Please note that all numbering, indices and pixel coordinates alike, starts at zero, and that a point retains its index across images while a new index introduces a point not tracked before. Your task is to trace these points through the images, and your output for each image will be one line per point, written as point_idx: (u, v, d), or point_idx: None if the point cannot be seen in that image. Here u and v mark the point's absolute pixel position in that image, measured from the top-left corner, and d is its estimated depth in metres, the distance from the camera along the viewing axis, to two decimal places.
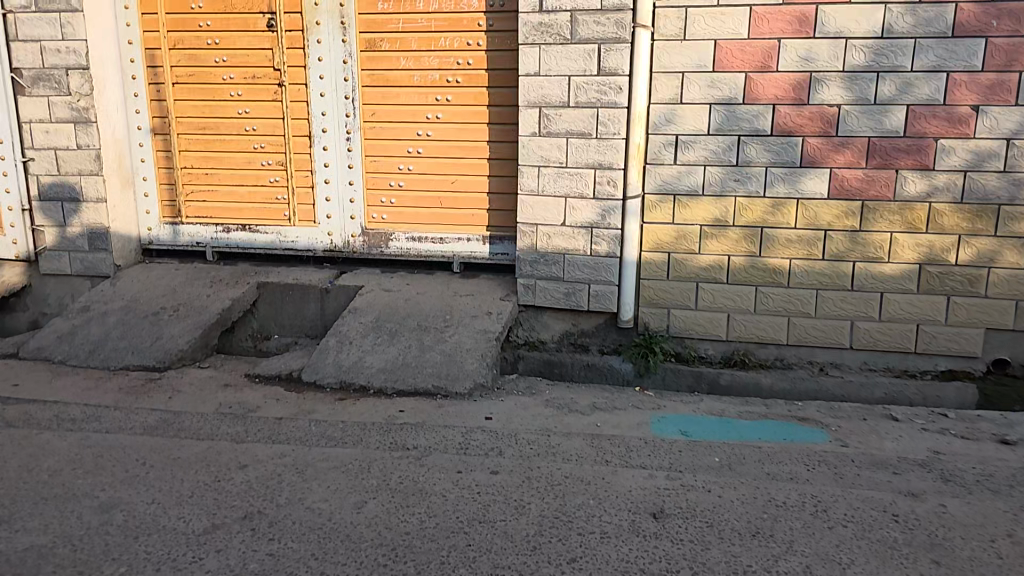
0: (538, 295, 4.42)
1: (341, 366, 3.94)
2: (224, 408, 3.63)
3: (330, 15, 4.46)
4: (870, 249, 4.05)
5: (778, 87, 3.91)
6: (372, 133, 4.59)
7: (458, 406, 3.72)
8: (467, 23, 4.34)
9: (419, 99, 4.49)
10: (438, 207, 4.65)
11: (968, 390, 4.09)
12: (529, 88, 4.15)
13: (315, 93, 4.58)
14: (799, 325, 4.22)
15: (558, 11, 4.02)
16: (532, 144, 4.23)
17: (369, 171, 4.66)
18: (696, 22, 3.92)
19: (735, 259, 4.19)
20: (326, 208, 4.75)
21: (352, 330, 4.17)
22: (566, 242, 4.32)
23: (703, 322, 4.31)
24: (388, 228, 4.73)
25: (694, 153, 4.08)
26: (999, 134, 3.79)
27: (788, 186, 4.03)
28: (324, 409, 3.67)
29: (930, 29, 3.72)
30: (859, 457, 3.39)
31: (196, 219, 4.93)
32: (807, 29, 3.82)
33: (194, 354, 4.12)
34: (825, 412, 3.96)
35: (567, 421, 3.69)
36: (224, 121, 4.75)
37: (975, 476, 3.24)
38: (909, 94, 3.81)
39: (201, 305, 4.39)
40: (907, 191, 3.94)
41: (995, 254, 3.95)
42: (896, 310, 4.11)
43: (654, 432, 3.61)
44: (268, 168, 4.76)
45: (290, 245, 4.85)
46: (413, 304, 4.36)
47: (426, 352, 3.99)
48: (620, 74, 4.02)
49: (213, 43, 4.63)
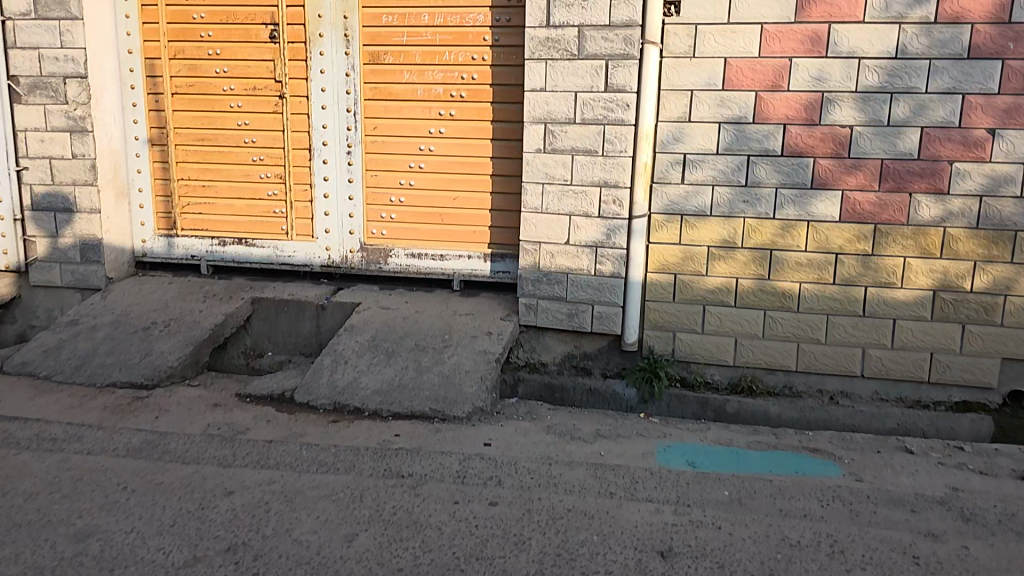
0: (540, 316, 4.30)
1: (335, 387, 3.81)
2: (213, 430, 3.50)
3: (333, 28, 4.39)
4: (883, 274, 3.93)
5: (789, 107, 3.82)
6: (374, 147, 4.50)
7: (456, 430, 3.59)
8: (473, 37, 4.27)
9: (421, 113, 4.41)
10: (439, 223, 4.55)
11: (983, 423, 3.96)
12: (534, 104, 4.07)
13: (316, 105, 4.50)
14: (808, 352, 4.09)
15: (566, 26, 3.94)
16: (536, 161, 4.14)
17: (370, 186, 4.56)
18: (706, 39, 3.84)
19: (743, 281, 4.07)
20: (325, 223, 4.65)
21: (349, 349, 4.04)
22: (570, 261, 4.20)
23: (709, 347, 4.18)
24: (388, 243, 4.63)
25: (701, 173, 3.98)
26: (1016, 158, 3.69)
27: (798, 209, 3.93)
28: (316, 432, 3.53)
29: (946, 50, 3.63)
30: (874, 493, 3.25)
31: (191, 231, 4.83)
32: (819, 49, 3.74)
33: (183, 371, 4.00)
34: (837, 444, 3.81)
35: (568, 449, 3.55)
36: (223, 132, 4.67)
37: (997, 515, 3.09)
38: (923, 117, 3.72)
39: (194, 321, 4.27)
40: (921, 216, 3.83)
41: (1012, 282, 3.83)
42: (909, 338, 3.98)
43: (660, 463, 3.47)
44: (267, 180, 4.67)
45: (287, 260, 4.74)
46: (412, 323, 4.24)
47: (424, 373, 3.86)
48: (627, 91, 3.93)
49: (214, 53, 4.57)
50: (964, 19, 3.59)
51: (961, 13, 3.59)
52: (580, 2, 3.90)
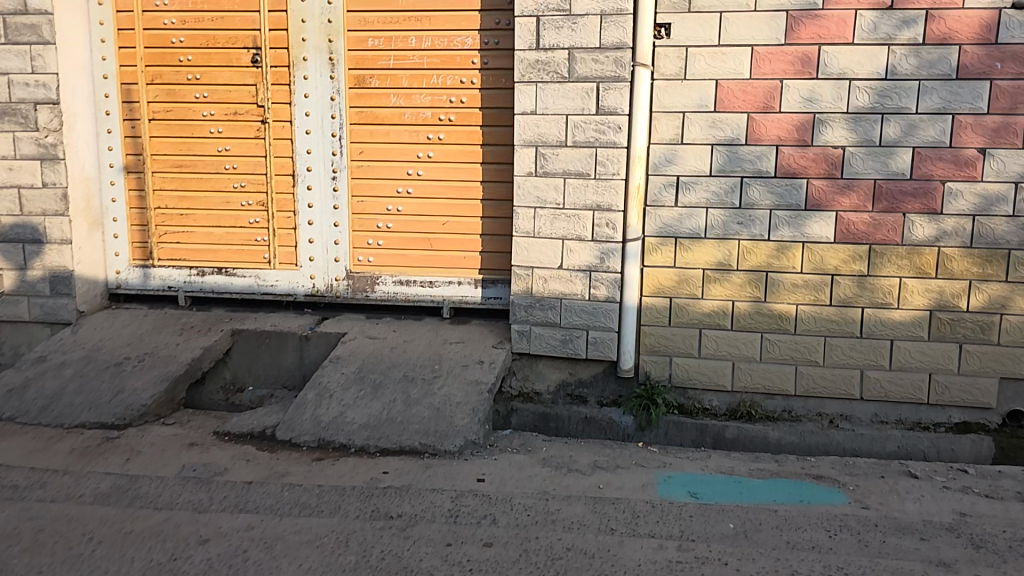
0: (533, 343, 4.17)
1: (320, 423, 3.63)
2: (188, 472, 3.29)
3: (317, 51, 4.31)
4: (878, 295, 3.88)
5: (781, 128, 3.80)
6: (360, 172, 4.39)
7: (447, 466, 3.42)
8: (461, 60, 4.21)
9: (409, 137, 4.32)
10: (428, 249, 4.43)
11: (983, 444, 3.89)
12: (525, 127, 3.99)
13: (300, 130, 4.39)
14: (807, 375, 4.00)
15: (555, 48, 3.90)
16: (527, 184, 4.05)
17: (356, 212, 4.44)
18: (696, 61, 3.81)
19: (739, 304, 4.00)
20: (308, 250, 4.51)
21: (334, 382, 3.88)
22: (563, 285, 4.10)
23: (707, 371, 4.08)
24: (374, 271, 4.49)
25: (695, 195, 3.93)
26: (1006, 177, 3.68)
27: (793, 230, 3.88)
28: (299, 471, 3.34)
29: (934, 70, 3.64)
30: (881, 521, 3.13)
31: (168, 261, 4.65)
32: (810, 70, 3.73)
33: (158, 410, 3.79)
34: (840, 469, 3.71)
35: (565, 483, 3.40)
36: (202, 158, 4.53)
37: (1007, 542, 2.99)
38: (914, 136, 3.71)
39: (169, 356, 4.07)
40: (916, 235, 3.80)
41: (1007, 301, 3.80)
42: (908, 359, 3.92)
43: (662, 495, 3.33)
44: (249, 208, 4.53)
45: (269, 289, 4.58)
46: (400, 353, 4.09)
47: (413, 406, 3.70)
48: (619, 114, 3.88)
49: (194, 78, 4.45)
50: (951, 39, 3.61)
51: (948, 34, 3.61)
52: (569, 24, 3.86)
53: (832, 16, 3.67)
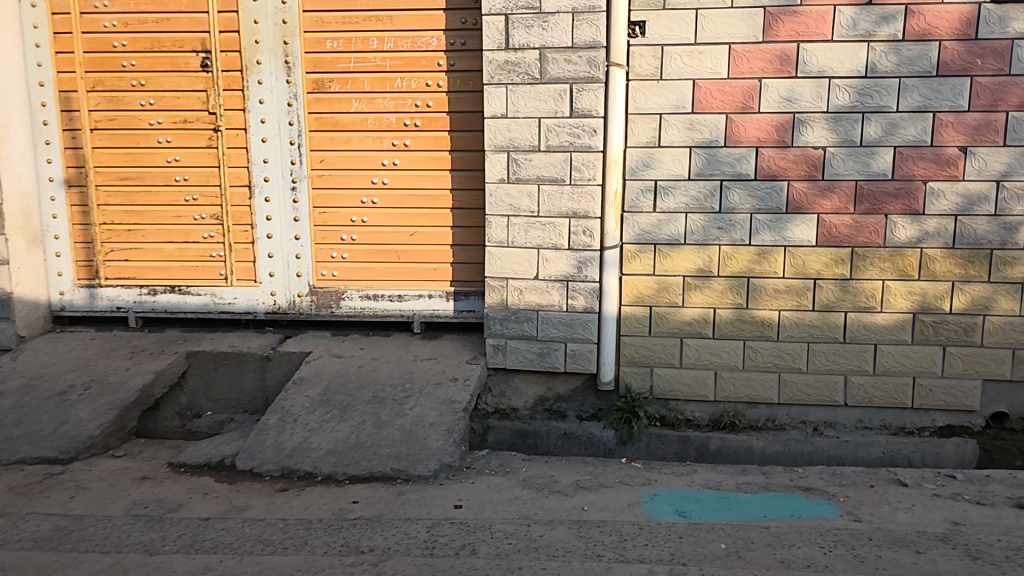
0: (509, 357, 3.99)
1: (283, 450, 3.40)
2: (138, 509, 3.04)
3: (272, 54, 4.06)
4: (861, 298, 3.78)
5: (761, 129, 3.68)
6: (321, 181, 4.16)
7: (421, 492, 3.22)
8: (426, 62, 4.01)
9: (373, 144, 4.11)
10: (395, 261, 4.22)
11: (968, 446, 3.79)
12: (495, 132, 3.81)
13: (256, 138, 4.15)
14: (790, 382, 3.89)
15: (526, 48, 3.72)
16: (499, 192, 3.87)
17: (317, 223, 4.20)
18: (672, 61, 3.67)
19: (720, 312, 3.86)
20: (268, 265, 4.26)
21: (298, 405, 3.64)
22: (539, 297, 3.93)
23: (689, 382, 3.94)
24: (339, 285, 4.26)
25: (673, 201, 3.79)
26: (988, 176, 3.61)
27: (774, 234, 3.76)
28: (261, 504, 3.11)
29: (915, 67, 3.55)
30: (875, 534, 3.00)
31: (116, 280, 4.36)
32: (789, 68, 3.61)
33: (106, 441, 3.52)
34: (828, 480, 3.59)
35: (547, 506, 3.22)
36: (150, 170, 4.25)
37: (1004, 551, 2.85)
38: (895, 135, 3.61)
39: (119, 382, 3.80)
40: (898, 237, 3.70)
41: (990, 302, 3.72)
42: (892, 364, 3.82)
43: (648, 515, 3.16)
44: (202, 222, 4.27)
45: (226, 307, 4.33)
46: (368, 373, 3.88)
47: (383, 429, 3.49)
48: (594, 116, 3.72)
49: (139, 84, 4.18)
50: (931, 36, 3.52)
51: (928, 30, 3.51)
52: (540, 23, 3.68)
53: (810, 13, 3.56)
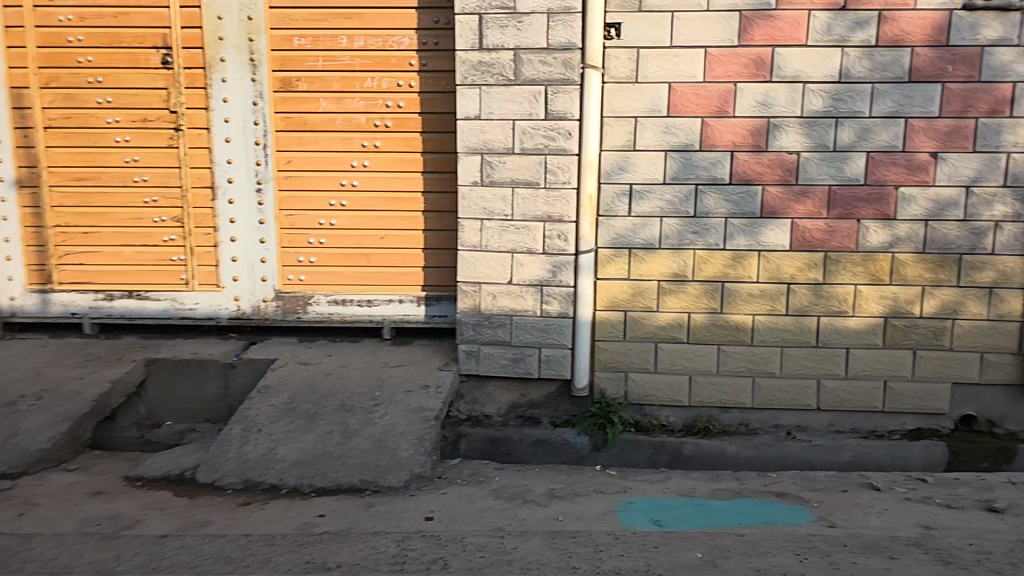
0: (482, 363, 3.91)
1: (246, 462, 3.27)
2: (91, 527, 2.89)
3: (237, 51, 3.93)
4: (834, 303, 3.79)
5: (736, 133, 3.66)
6: (287, 183, 4.04)
7: (391, 504, 3.13)
8: (397, 62, 3.91)
9: (342, 145, 4.00)
10: (365, 265, 4.11)
11: (935, 450, 3.81)
12: (468, 133, 3.73)
13: (219, 137, 4.01)
14: (764, 387, 3.88)
15: (500, 49, 3.64)
16: (473, 195, 3.79)
17: (284, 226, 4.08)
18: (648, 63, 3.63)
19: (695, 316, 3.84)
20: (232, 269, 4.13)
21: (262, 415, 3.52)
22: (513, 302, 3.86)
23: (663, 387, 3.91)
24: (307, 290, 4.14)
25: (648, 205, 3.75)
26: (958, 182, 3.64)
27: (748, 238, 3.75)
28: (222, 519, 2.98)
29: (887, 73, 3.56)
30: (849, 540, 2.97)
31: (70, 285, 4.18)
32: (764, 73, 3.60)
33: (58, 454, 3.35)
34: (801, 485, 3.58)
35: (520, 516, 3.15)
36: (107, 170, 4.08)
37: (975, 555, 2.86)
38: (868, 141, 3.63)
39: (72, 391, 3.63)
40: (870, 241, 3.72)
41: (959, 305, 3.76)
42: (863, 368, 3.84)
43: (623, 524, 3.11)
44: (162, 224, 4.11)
45: (187, 313, 4.18)
46: (336, 381, 3.78)
47: (351, 439, 3.39)
48: (569, 118, 3.66)
49: (96, 81, 4.01)
50: (904, 42, 3.53)
51: (901, 36, 3.53)
52: (514, 23, 3.61)
53: (785, 18, 3.55)
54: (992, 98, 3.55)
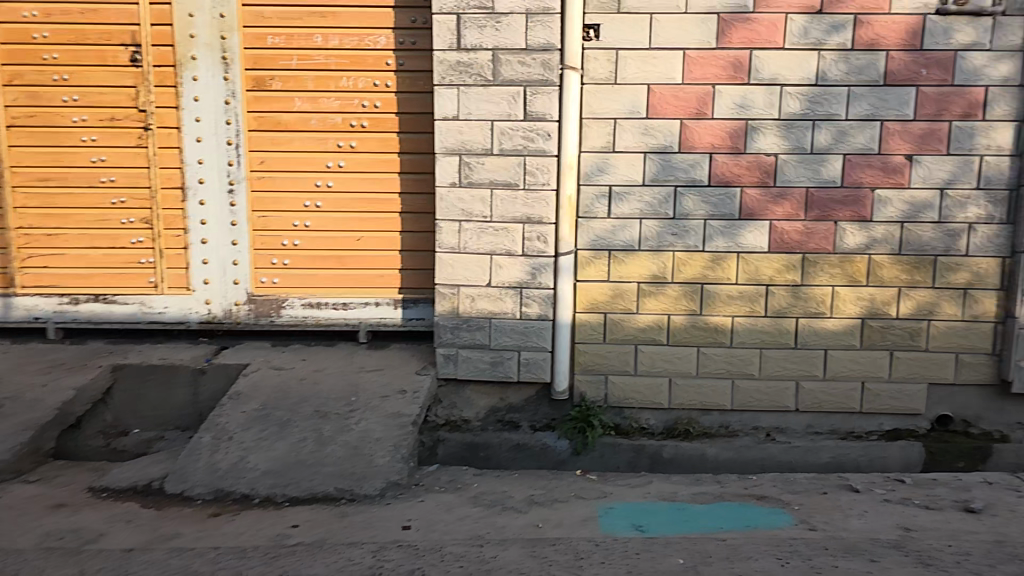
0: (460, 367, 3.86)
1: (217, 471, 3.19)
2: (53, 541, 2.78)
3: (209, 49, 3.84)
4: (812, 304, 3.80)
5: (714, 135, 3.66)
6: (260, 184, 3.96)
7: (367, 513, 3.06)
8: (373, 61, 3.86)
9: (317, 145, 3.93)
10: (340, 267, 4.04)
11: (913, 449, 3.83)
12: (446, 134, 3.68)
13: (189, 137, 3.92)
14: (743, 389, 3.88)
15: (478, 49, 3.61)
16: (451, 196, 3.74)
17: (257, 228, 4.00)
18: (627, 65, 3.62)
19: (674, 318, 3.82)
20: (203, 272, 4.03)
21: (234, 422, 3.44)
22: (492, 304, 3.81)
23: (643, 390, 3.89)
24: (281, 293, 4.06)
25: (628, 206, 3.73)
26: (932, 184, 3.67)
27: (727, 240, 3.75)
28: (192, 531, 2.89)
29: (863, 76, 3.59)
30: (829, 543, 2.97)
31: (34, 288, 4.06)
32: (742, 75, 3.61)
33: (19, 465, 3.23)
34: (781, 487, 3.58)
35: (499, 524, 3.10)
36: (73, 170, 3.97)
37: (953, 557, 2.87)
38: (844, 143, 3.65)
39: (35, 400, 3.51)
40: (847, 243, 3.74)
41: (934, 307, 3.79)
42: (841, 369, 3.85)
43: (604, 530, 3.07)
44: (130, 226, 4.01)
45: (157, 317, 4.08)
46: (311, 386, 3.70)
47: (326, 446, 3.32)
48: (548, 120, 3.63)
49: (61, 79, 3.90)
50: (879, 45, 3.56)
51: (876, 40, 3.56)
52: (492, 23, 3.58)
53: (762, 21, 3.56)
54: (965, 101, 3.59)
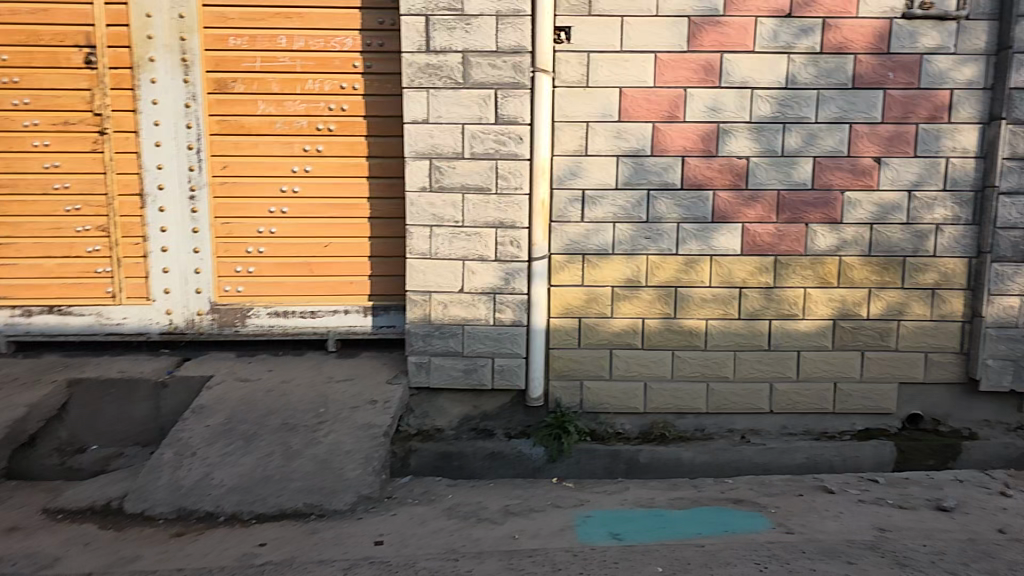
0: (432, 375, 3.78)
1: (180, 489, 3.06)
2: (3, 568, 2.64)
3: (167, 51, 3.72)
4: (784, 306, 3.81)
5: (686, 138, 3.65)
6: (223, 190, 3.84)
7: (338, 529, 2.97)
8: (340, 64, 3.77)
9: (282, 150, 3.82)
10: (308, 275, 3.94)
11: (884, 449, 3.81)
12: (416, 138, 3.61)
13: (148, 142, 3.79)
14: (718, 392, 3.87)
15: (448, 51, 3.54)
16: (421, 201, 3.67)
17: (220, 235, 3.88)
18: (598, 68, 3.59)
19: (649, 322, 3.80)
20: (163, 281, 3.90)
21: (197, 437, 3.32)
22: (465, 311, 3.75)
23: (618, 395, 3.86)
24: (245, 301, 3.95)
25: (601, 210, 3.70)
26: (901, 186, 3.71)
27: (700, 243, 3.74)
28: (153, 553, 2.77)
29: (832, 80, 3.61)
30: (807, 546, 2.96)
31: None
32: (713, 78, 3.60)
33: None
34: (757, 490, 3.57)
35: (475, 536, 3.03)
36: (24, 177, 3.81)
37: (928, 556, 2.89)
38: (814, 146, 3.67)
39: None
40: (818, 245, 3.75)
41: (904, 307, 3.83)
42: (814, 370, 3.87)
43: (582, 540, 3.02)
44: (86, 234, 3.86)
45: (115, 328, 3.93)
46: (278, 398, 3.60)
47: (294, 460, 3.21)
48: (519, 123, 3.59)
49: (11, 81, 3.74)
50: (847, 49, 3.59)
51: (844, 44, 3.58)
52: (462, 25, 3.52)
53: (733, 24, 3.56)
54: (931, 104, 3.64)
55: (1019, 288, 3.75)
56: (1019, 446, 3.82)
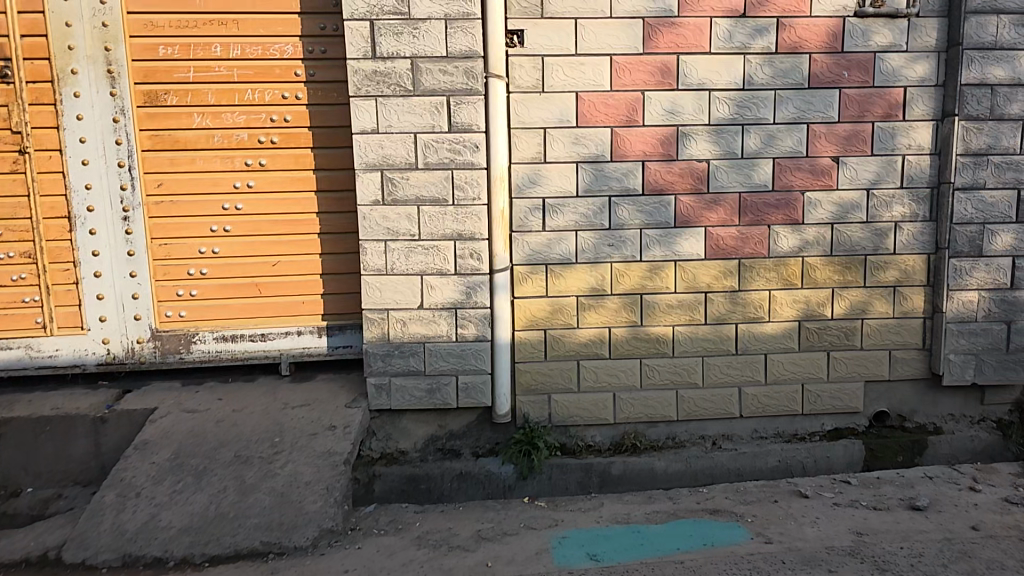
0: (394, 396, 3.60)
1: (124, 534, 2.81)
2: None
3: (91, 62, 3.47)
4: (750, 310, 3.76)
5: (646, 142, 3.58)
6: (160, 209, 3.61)
7: (299, 568, 2.77)
8: (281, 72, 3.59)
9: (222, 165, 3.62)
10: (256, 296, 3.73)
11: (854, 447, 3.79)
12: (366, 148, 3.45)
13: (74, 160, 3.54)
14: (687, 399, 3.79)
15: (396, 57, 3.40)
16: (374, 215, 3.50)
17: (158, 257, 3.64)
18: (553, 72, 3.49)
19: (616, 331, 3.70)
20: (97, 309, 3.64)
21: (142, 476, 3.07)
22: (425, 327, 3.58)
23: (587, 407, 3.73)
24: (189, 327, 3.72)
25: (563, 218, 3.59)
26: (859, 185, 3.71)
27: (664, 249, 3.66)
28: None
29: (788, 80, 3.59)
30: (787, 555, 2.88)
31: None
32: (670, 81, 3.54)
33: None
34: (733, 498, 3.50)
35: (446, 566, 2.87)
36: None
37: (907, 560, 2.85)
38: (773, 147, 3.64)
39: None
40: (781, 247, 3.72)
41: (867, 306, 3.82)
42: (782, 372, 3.82)
43: (559, 564, 2.88)
44: (10, 262, 3.58)
45: (47, 361, 3.65)
46: (229, 429, 3.37)
47: (250, 495, 2.99)
48: (474, 130, 3.46)
49: None
50: (802, 48, 3.58)
51: (799, 43, 3.57)
52: (410, 30, 3.38)
53: (688, 25, 3.51)
54: (886, 102, 3.65)
55: (977, 283, 3.78)
56: (984, 438, 3.86)
